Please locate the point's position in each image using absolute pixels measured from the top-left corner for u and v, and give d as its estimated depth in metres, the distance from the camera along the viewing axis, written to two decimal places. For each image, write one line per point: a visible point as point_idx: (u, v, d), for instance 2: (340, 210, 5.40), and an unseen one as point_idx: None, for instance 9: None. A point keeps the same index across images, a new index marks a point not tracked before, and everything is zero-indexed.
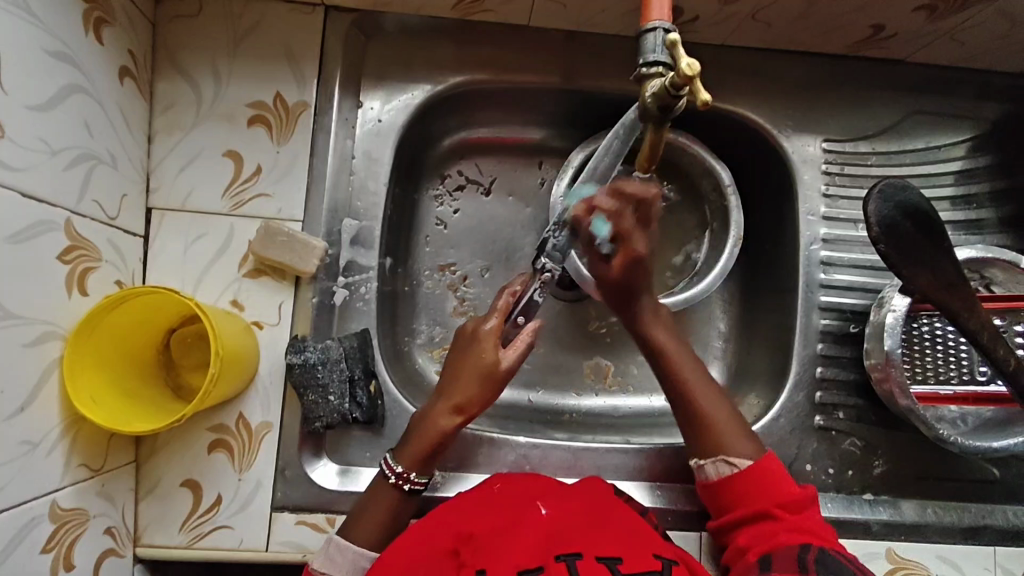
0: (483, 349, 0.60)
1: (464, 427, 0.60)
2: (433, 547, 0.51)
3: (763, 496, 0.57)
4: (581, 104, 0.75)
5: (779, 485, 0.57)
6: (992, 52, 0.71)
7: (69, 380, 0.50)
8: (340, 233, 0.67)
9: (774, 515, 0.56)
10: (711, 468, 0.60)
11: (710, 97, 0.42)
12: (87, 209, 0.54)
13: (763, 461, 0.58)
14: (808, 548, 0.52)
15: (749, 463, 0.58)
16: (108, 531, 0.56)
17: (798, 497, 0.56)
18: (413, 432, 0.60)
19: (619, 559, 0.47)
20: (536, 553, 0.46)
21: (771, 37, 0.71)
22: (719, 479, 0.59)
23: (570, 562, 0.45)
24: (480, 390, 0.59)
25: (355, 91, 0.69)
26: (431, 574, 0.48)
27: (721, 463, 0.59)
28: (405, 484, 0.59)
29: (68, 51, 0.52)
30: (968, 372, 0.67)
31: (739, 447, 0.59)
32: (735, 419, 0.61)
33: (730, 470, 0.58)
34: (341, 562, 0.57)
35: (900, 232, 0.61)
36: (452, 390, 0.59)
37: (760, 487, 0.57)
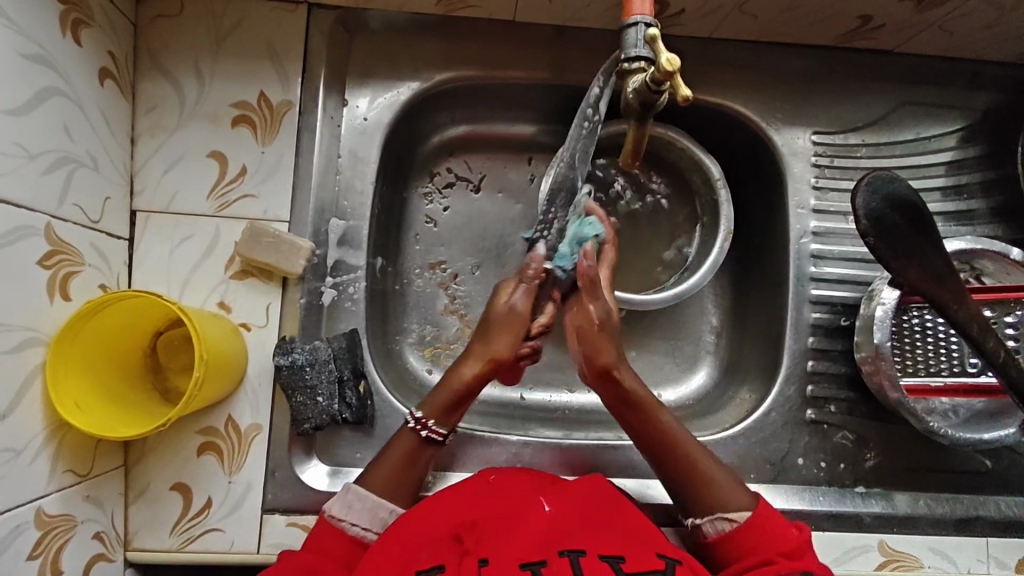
0: (501, 298, 0.62)
1: (487, 378, 0.61)
2: (435, 534, 0.50)
3: (763, 547, 0.55)
4: (570, 99, 0.75)
5: (780, 535, 0.55)
6: (981, 41, 0.71)
7: (53, 386, 0.49)
8: (327, 233, 0.67)
9: (771, 562, 0.53)
10: (710, 526, 0.58)
11: (690, 91, 0.44)
12: (68, 213, 0.53)
13: (760, 509, 0.57)
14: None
15: (746, 515, 0.57)
16: (97, 536, 0.56)
17: (798, 543, 0.55)
18: (439, 381, 0.61)
19: (621, 559, 0.46)
20: (540, 549, 0.46)
21: (759, 30, 0.70)
22: (719, 536, 0.58)
23: (573, 558, 0.45)
24: (503, 335, 0.60)
25: (340, 89, 0.68)
26: (432, 556, 0.47)
27: (719, 520, 0.58)
28: (423, 431, 0.59)
29: (46, 54, 0.51)
30: (959, 364, 0.67)
31: (734, 501, 0.58)
32: (727, 473, 0.60)
33: (729, 525, 0.57)
34: (359, 510, 0.56)
35: (889, 224, 0.60)
36: (481, 340, 0.61)
37: (758, 538, 0.56)
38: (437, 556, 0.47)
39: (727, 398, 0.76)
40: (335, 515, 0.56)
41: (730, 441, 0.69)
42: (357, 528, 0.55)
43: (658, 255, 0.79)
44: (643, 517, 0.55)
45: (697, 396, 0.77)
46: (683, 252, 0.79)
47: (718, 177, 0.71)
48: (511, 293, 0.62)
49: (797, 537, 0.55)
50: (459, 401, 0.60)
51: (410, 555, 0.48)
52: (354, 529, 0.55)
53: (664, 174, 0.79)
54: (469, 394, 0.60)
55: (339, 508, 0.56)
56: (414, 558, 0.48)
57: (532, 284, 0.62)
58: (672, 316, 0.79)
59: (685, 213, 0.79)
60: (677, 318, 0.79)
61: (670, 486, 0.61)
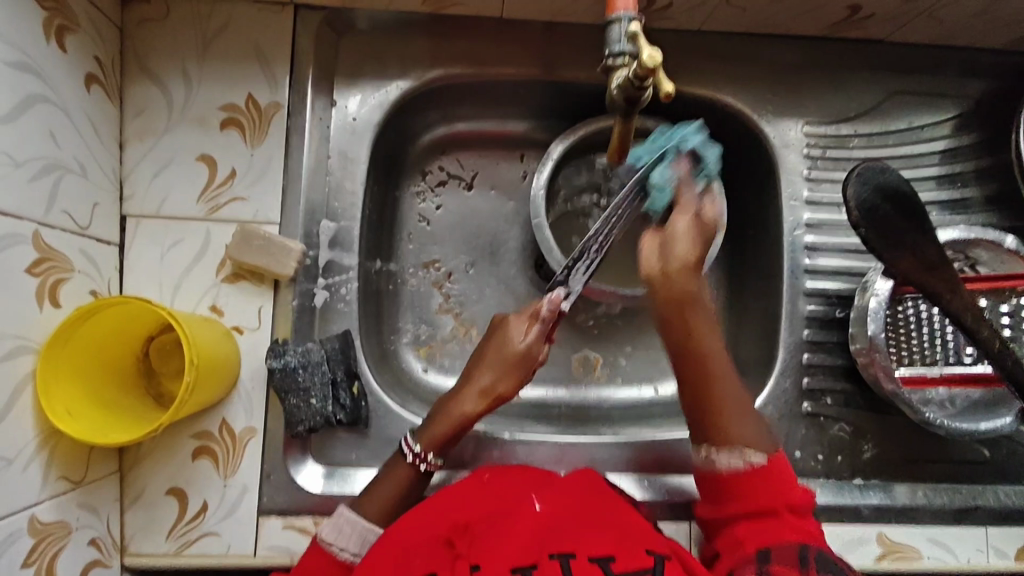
0: (507, 336, 0.61)
1: (487, 414, 0.61)
2: (427, 536, 0.50)
3: (769, 496, 0.52)
4: (560, 95, 0.75)
5: (789, 488, 0.53)
6: (973, 28, 0.70)
7: (44, 393, 0.49)
8: (318, 235, 0.67)
9: (777, 514, 0.51)
10: (722, 460, 0.54)
11: (673, 87, 0.47)
12: (56, 219, 0.53)
13: (777, 459, 0.54)
14: (807, 548, 0.49)
15: (761, 458, 0.53)
16: (93, 542, 0.56)
17: (804, 499, 0.53)
18: (435, 415, 0.61)
19: (612, 558, 0.46)
20: (532, 552, 0.46)
21: (749, 21, 0.70)
22: (730, 472, 0.53)
23: (563, 561, 0.45)
24: (510, 375, 0.60)
25: (328, 90, 0.68)
26: (426, 560, 0.47)
27: (734, 455, 0.53)
28: (422, 464, 0.59)
29: (28, 60, 0.51)
30: (954, 354, 0.67)
31: (755, 443, 0.54)
32: (749, 407, 0.56)
33: (742, 463, 0.53)
34: (349, 535, 0.56)
35: (880, 215, 0.60)
36: (487, 380, 0.60)
37: (766, 488, 0.52)
38: (429, 561, 0.47)
39: None
40: (325, 538, 0.56)
41: None
42: (347, 553, 0.56)
43: None
44: (636, 516, 0.54)
45: None
46: None
47: None
48: (522, 333, 0.60)
49: (805, 495, 0.53)
50: (460, 434, 0.60)
51: (403, 561, 0.48)
52: (343, 554, 0.55)
53: None
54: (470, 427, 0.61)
55: (329, 532, 0.56)
56: (407, 562, 0.48)
57: (546, 325, 0.60)
58: None
59: None
60: None
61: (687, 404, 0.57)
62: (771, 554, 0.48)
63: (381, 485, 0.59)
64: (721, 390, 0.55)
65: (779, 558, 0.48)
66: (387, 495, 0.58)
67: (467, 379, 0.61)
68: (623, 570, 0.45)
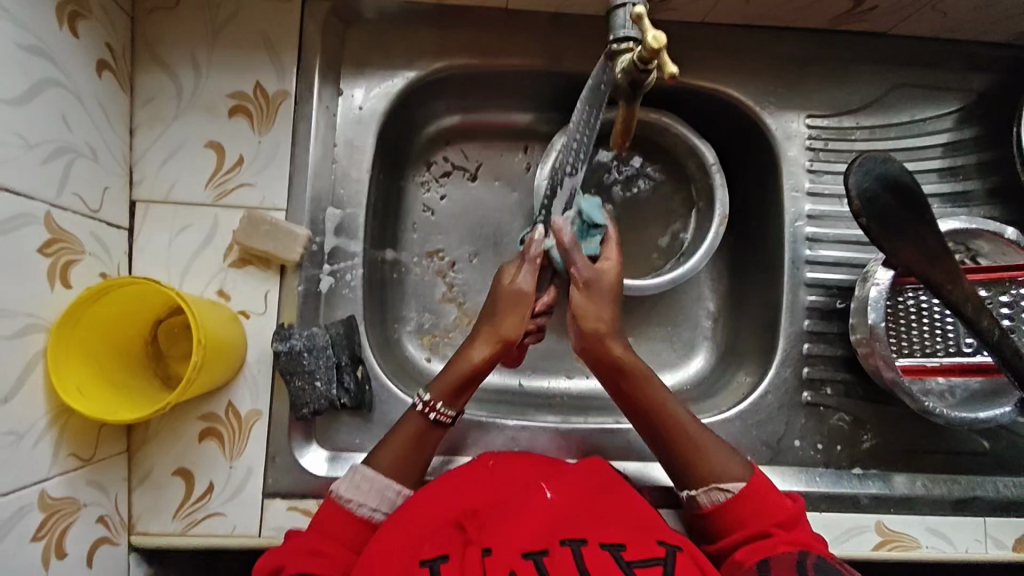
0: (506, 279, 0.61)
1: (495, 362, 0.61)
2: (434, 522, 0.50)
3: (757, 518, 0.56)
4: (565, 86, 0.75)
5: (777, 505, 0.56)
6: (976, 21, 0.71)
7: (55, 372, 0.50)
8: (324, 222, 0.67)
9: (768, 533, 0.54)
10: (704, 496, 0.59)
11: (677, 69, 0.45)
12: (67, 201, 0.54)
13: (754, 480, 0.58)
14: (804, 554, 0.51)
15: (740, 486, 0.57)
16: (101, 520, 0.57)
17: (790, 513, 0.56)
18: (447, 366, 0.61)
19: (622, 546, 0.46)
20: (543, 538, 0.46)
21: (753, 13, 0.70)
22: (713, 506, 0.58)
23: (574, 547, 0.45)
24: (515, 318, 0.60)
25: (335, 79, 0.69)
26: (435, 543, 0.47)
27: (713, 491, 0.58)
28: (431, 414, 0.60)
29: (42, 44, 0.52)
30: (954, 344, 0.67)
31: (729, 472, 0.59)
32: (723, 446, 0.61)
33: (723, 496, 0.58)
34: (367, 491, 0.57)
35: (882, 205, 0.61)
36: (495, 327, 0.60)
37: (755, 510, 0.56)
38: (439, 545, 0.47)
39: (725, 381, 0.76)
40: (342, 495, 0.56)
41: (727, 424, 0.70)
42: (365, 509, 0.56)
43: (654, 241, 0.79)
44: (639, 499, 0.55)
45: (694, 381, 0.78)
46: (679, 237, 0.79)
47: (713, 162, 0.71)
48: (515, 276, 0.61)
49: (792, 507, 0.57)
50: (472, 386, 0.61)
51: (413, 542, 0.48)
52: (361, 510, 0.56)
53: (659, 161, 0.79)
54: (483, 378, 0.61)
55: (347, 488, 0.57)
56: (418, 545, 0.48)
57: (535, 265, 0.61)
58: (667, 301, 0.79)
59: (681, 198, 0.79)
60: (674, 303, 0.80)
61: (669, 464, 0.61)
62: (770, 564, 0.51)
63: (396, 439, 0.60)
64: (687, 425, 0.61)
65: (778, 566, 0.50)
66: (401, 449, 0.59)
67: (477, 331, 0.62)
68: (634, 558, 0.45)
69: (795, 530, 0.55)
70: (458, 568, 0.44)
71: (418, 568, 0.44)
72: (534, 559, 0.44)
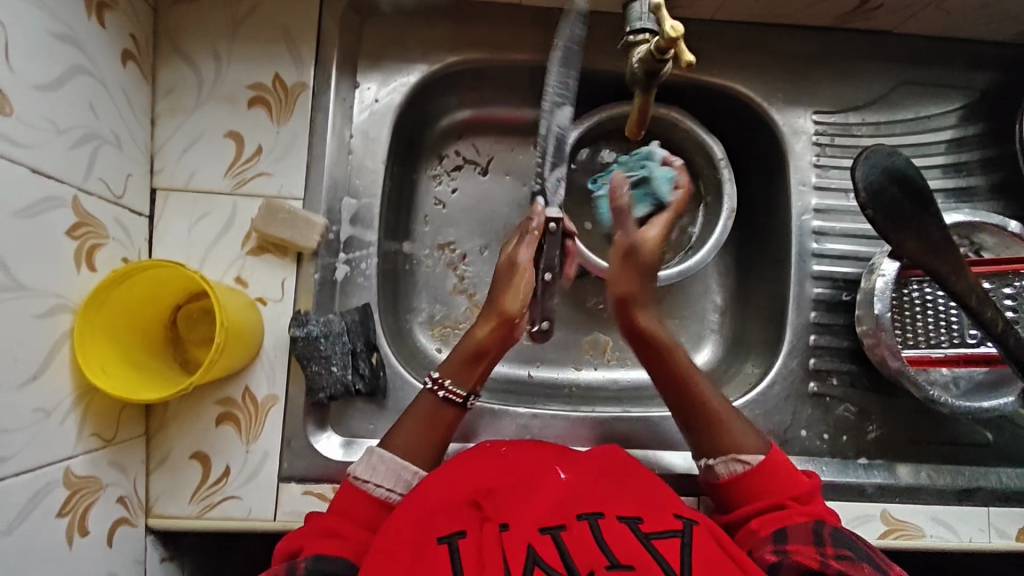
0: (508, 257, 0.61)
1: (496, 338, 0.60)
2: (451, 500, 0.52)
3: (774, 490, 0.57)
4: (576, 82, 0.77)
5: (791, 476, 0.58)
6: (980, 20, 0.72)
7: (81, 352, 0.51)
8: (340, 211, 0.69)
9: (784, 506, 0.56)
10: (722, 466, 0.59)
11: (692, 58, 0.51)
12: (93, 186, 0.56)
13: (772, 454, 0.59)
14: (822, 524, 0.53)
15: (759, 459, 0.58)
16: (120, 500, 0.58)
17: (806, 487, 0.57)
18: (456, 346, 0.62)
19: (639, 519, 0.49)
20: (558, 514, 0.49)
21: (761, 10, 0.71)
22: (730, 478, 0.59)
23: (592, 520, 0.48)
24: (513, 295, 0.59)
25: (352, 72, 0.70)
26: (453, 519, 0.49)
27: (732, 463, 0.59)
28: (439, 390, 0.61)
29: (71, 33, 0.53)
30: (958, 335, 0.68)
31: (748, 445, 0.60)
32: (739, 416, 0.62)
33: (742, 467, 0.58)
34: (383, 471, 0.58)
35: (888, 197, 0.62)
36: (492, 306, 0.60)
37: (770, 482, 0.57)
38: (457, 522, 0.49)
39: (732, 372, 0.77)
40: (359, 477, 0.57)
41: None
42: (382, 489, 0.57)
43: (662, 234, 0.80)
44: (648, 474, 0.57)
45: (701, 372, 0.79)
46: (687, 231, 0.80)
47: (722, 156, 0.73)
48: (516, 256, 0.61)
49: (808, 482, 0.58)
50: (484, 364, 0.62)
51: (428, 524, 0.49)
52: (378, 490, 0.57)
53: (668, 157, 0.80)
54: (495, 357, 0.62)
55: (362, 470, 0.57)
56: (433, 524, 0.49)
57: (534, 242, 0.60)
58: (675, 294, 0.81)
59: (689, 193, 0.81)
60: (682, 296, 0.81)
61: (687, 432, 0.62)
62: (787, 536, 0.53)
63: (410, 421, 0.61)
64: (712, 399, 0.62)
65: (796, 538, 0.52)
66: (416, 431, 0.60)
67: (477, 317, 0.62)
68: (650, 530, 0.48)
69: (811, 503, 0.57)
70: (476, 543, 0.46)
71: (438, 545, 0.46)
72: (552, 533, 0.46)
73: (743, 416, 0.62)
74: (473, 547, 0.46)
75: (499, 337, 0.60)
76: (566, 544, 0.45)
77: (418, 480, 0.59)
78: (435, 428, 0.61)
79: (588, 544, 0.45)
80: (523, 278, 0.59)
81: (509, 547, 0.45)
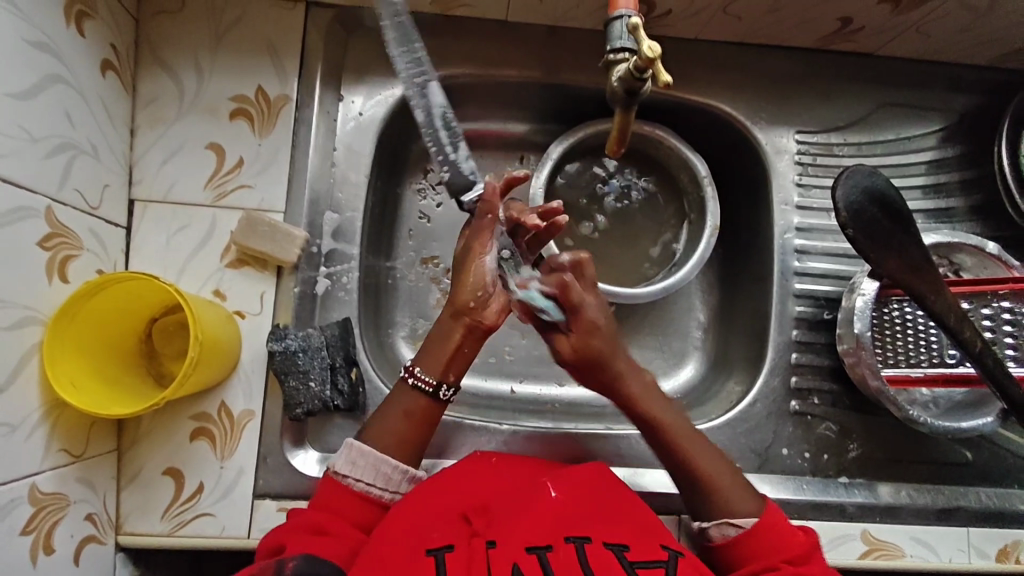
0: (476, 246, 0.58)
1: (469, 333, 0.60)
2: (444, 508, 0.53)
3: (768, 553, 0.56)
4: (562, 98, 0.77)
5: (785, 540, 0.57)
6: (958, 44, 0.73)
7: (50, 366, 0.50)
8: (322, 225, 0.68)
9: (776, 568, 0.55)
10: (715, 531, 0.59)
11: (670, 77, 0.50)
12: (68, 196, 0.55)
13: (767, 514, 0.58)
14: None
15: (752, 522, 0.58)
16: (89, 517, 0.57)
17: (802, 547, 0.56)
18: (427, 342, 0.61)
19: (625, 548, 0.50)
20: (547, 534, 0.49)
21: (744, 31, 0.72)
22: (724, 541, 0.59)
23: (578, 544, 0.49)
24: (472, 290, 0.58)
25: (337, 85, 0.70)
26: (443, 531, 0.50)
27: (725, 526, 0.59)
28: (410, 377, 0.60)
29: (49, 42, 0.53)
30: (938, 355, 0.69)
31: (740, 507, 0.59)
32: (733, 472, 0.61)
33: (735, 532, 0.58)
34: (363, 466, 0.57)
35: (867, 217, 0.62)
36: (449, 298, 0.60)
37: (766, 544, 0.57)
38: (446, 535, 0.50)
39: (715, 391, 0.77)
40: (339, 471, 0.57)
41: (716, 432, 0.71)
42: (363, 484, 0.57)
43: (646, 251, 0.81)
44: (638, 501, 0.58)
45: (683, 389, 0.78)
46: (670, 247, 0.80)
47: (706, 174, 0.73)
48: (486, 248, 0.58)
49: (804, 541, 0.57)
50: (452, 354, 0.60)
51: (418, 530, 0.50)
52: (359, 484, 0.57)
53: (652, 174, 0.81)
54: (462, 350, 0.60)
55: (342, 465, 0.57)
56: (423, 533, 0.50)
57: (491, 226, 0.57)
58: (659, 311, 0.80)
59: (672, 209, 0.81)
60: (665, 312, 0.81)
61: (681, 488, 0.62)
62: None
63: (387, 412, 0.60)
64: (695, 453, 0.61)
65: None
66: (393, 424, 0.59)
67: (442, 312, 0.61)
68: (636, 558, 0.49)
69: (806, 565, 0.56)
70: (463, 558, 0.47)
71: (425, 557, 0.47)
72: (538, 553, 0.47)
73: (732, 468, 0.62)
74: (460, 561, 0.47)
75: (461, 329, 0.59)
76: (552, 564, 0.46)
77: (398, 474, 0.58)
78: (411, 420, 0.60)
79: (574, 567, 0.46)
80: (478, 266, 0.58)
81: (494, 564, 0.46)
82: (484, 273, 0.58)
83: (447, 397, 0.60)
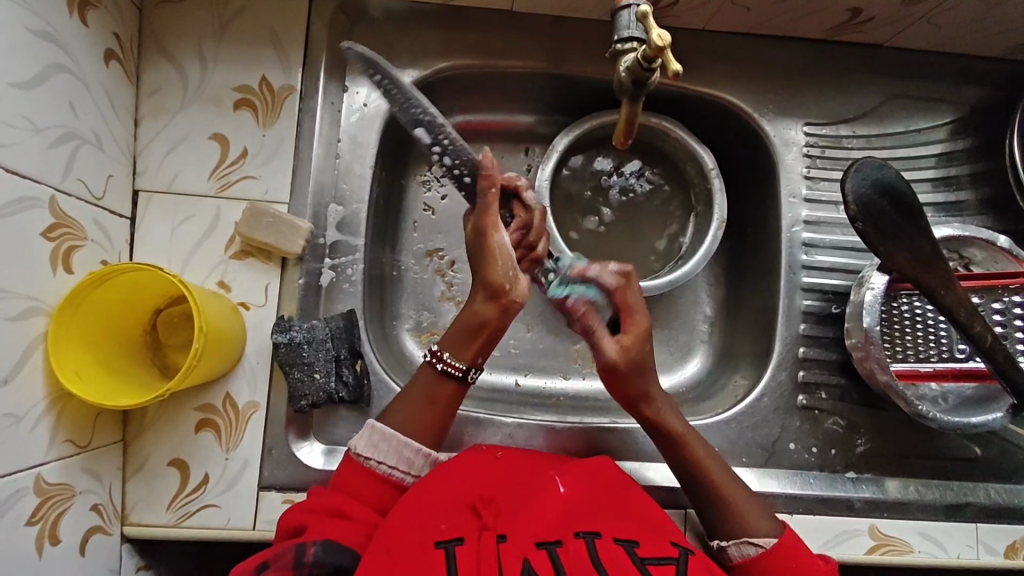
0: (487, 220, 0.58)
1: (504, 316, 0.59)
2: (452, 505, 0.53)
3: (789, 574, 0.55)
4: (568, 90, 0.76)
5: (805, 564, 0.56)
6: (971, 35, 0.72)
7: (54, 356, 0.50)
8: (326, 217, 0.68)
9: None
10: (734, 549, 0.59)
11: (679, 67, 0.50)
12: (71, 186, 0.54)
13: (786, 536, 0.58)
14: None
15: (772, 542, 0.57)
16: (94, 508, 0.57)
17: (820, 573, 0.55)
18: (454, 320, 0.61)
19: (636, 543, 0.49)
20: (557, 530, 0.49)
21: (752, 21, 0.71)
22: (744, 560, 0.58)
23: (588, 539, 0.48)
24: (493, 269, 0.57)
25: (341, 76, 0.69)
26: (452, 525, 0.50)
27: (744, 544, 0.58)
28: (438, 363, 0.60)
29: (51, 30, 0.52)
30: (947, 350, 0.68)
31: (758, 526, 0.59)
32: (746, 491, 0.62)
33: (756, 551, 0.58)
34: (385, 449, 0.57)
35: (878, 210, 0.61)
36: (480, 279, 0.59)
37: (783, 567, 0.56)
38: (456, 528, 0.49)
39: (720, 385, 0.77)
40: (361, 453, 0.57)
41: (721, 426, 0.70)
42: (384, 467, 0.57)
43: (652, 245, 0.80)
44: (647, 498, 0.58)
45: (689, 383, 0.78)
46: (676, 240, 0.79)
47: (712, 166, 0.73)
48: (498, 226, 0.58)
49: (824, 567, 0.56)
50: (482, 340, 0.60)
51: (428, 523, 0.50)
52: (381, 468, 0.56)
53: (657, 166, 0.80)
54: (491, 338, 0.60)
55: (364, 447, 0.57)
56: (434, 525, 0.50)
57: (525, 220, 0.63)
58: (666, 305, 0.80)
59: (679, 202, 0.80)
60: (672, 305, 0.80)
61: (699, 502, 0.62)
62: None
63: (408, 394, 0.60)
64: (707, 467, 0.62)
65: None
66: (416, 407, 0.59)
67: (472, 296, 0.60)
68: (647, 555, 0.48)
69: None
70: (472, 552, 0.46)
71: (434, 549, 0.46)
72: (548, 548, 0.46)
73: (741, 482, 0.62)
74: (470, 554, 0.46)
75: (495, 309, 0.58)
76: (562, 560, 0.45)
77: (421, 458, 0.58)
78: (437, 405, 0.60)
79: (585, 562, 0.45)
80: (499, 247, 0.57)
81: (505, 559, 0.45)
82: (505, 249, 0.57)
83: (475, 380, 0.61)
